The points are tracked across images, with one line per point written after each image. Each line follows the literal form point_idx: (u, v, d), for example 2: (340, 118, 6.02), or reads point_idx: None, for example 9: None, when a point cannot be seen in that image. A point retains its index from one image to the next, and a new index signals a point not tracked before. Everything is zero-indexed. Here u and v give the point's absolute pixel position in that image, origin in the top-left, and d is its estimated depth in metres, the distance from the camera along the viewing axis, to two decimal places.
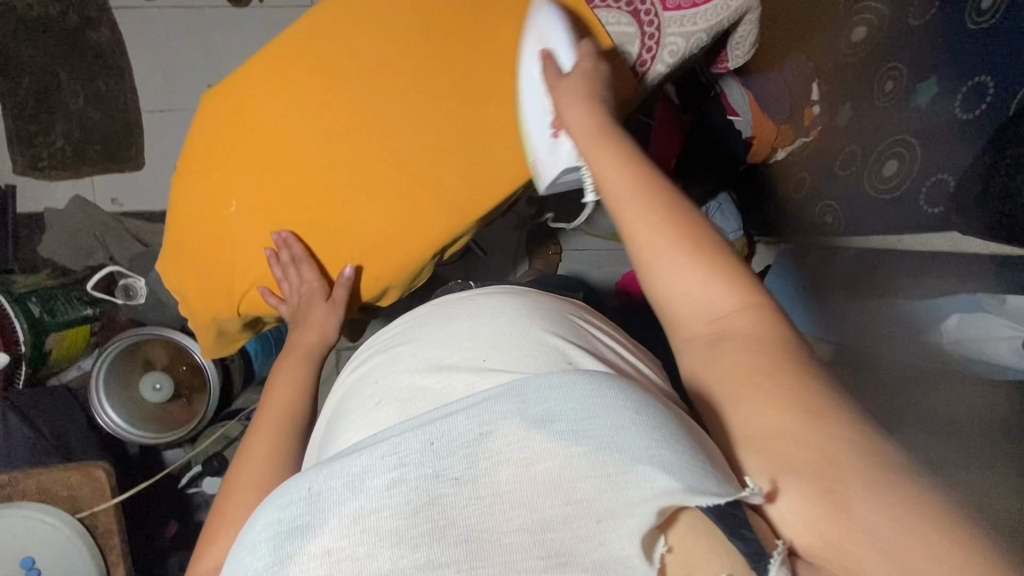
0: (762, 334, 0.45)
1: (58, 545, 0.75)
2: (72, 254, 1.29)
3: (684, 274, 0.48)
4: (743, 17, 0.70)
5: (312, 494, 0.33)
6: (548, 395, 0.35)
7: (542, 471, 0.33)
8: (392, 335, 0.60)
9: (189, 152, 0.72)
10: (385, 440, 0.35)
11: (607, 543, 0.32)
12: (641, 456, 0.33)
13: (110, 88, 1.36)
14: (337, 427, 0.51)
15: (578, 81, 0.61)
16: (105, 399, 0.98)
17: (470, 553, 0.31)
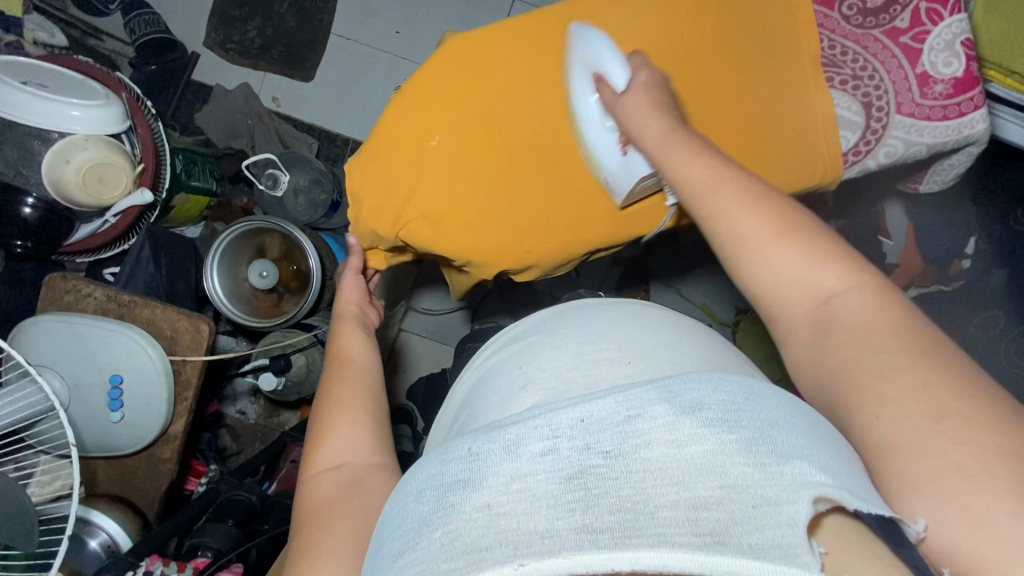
0: (872, 318, 0.45)
1: (145, 375, 0.78)
2: (220, 132, 1.37)
3: (785, 254, 0.48)
4: (963, 148, 0.71)
5: (473, 454, 0.35)
6: (699, 389, 0.36)
7: (694, 452, 0.32)
8: (531, 326, 0.63)
9: (413, 77, 0.71)
10: (541, 414, 0.35)
11: (765, 530, 0.29)
12: (793, 452, 0.33)
13: (311, 3, 1.48)
14: (482, 397, 0.54)
15: (641, 90, 0.61)
16: (216, 267, 1.03)
17: (626, 522, 0.30)
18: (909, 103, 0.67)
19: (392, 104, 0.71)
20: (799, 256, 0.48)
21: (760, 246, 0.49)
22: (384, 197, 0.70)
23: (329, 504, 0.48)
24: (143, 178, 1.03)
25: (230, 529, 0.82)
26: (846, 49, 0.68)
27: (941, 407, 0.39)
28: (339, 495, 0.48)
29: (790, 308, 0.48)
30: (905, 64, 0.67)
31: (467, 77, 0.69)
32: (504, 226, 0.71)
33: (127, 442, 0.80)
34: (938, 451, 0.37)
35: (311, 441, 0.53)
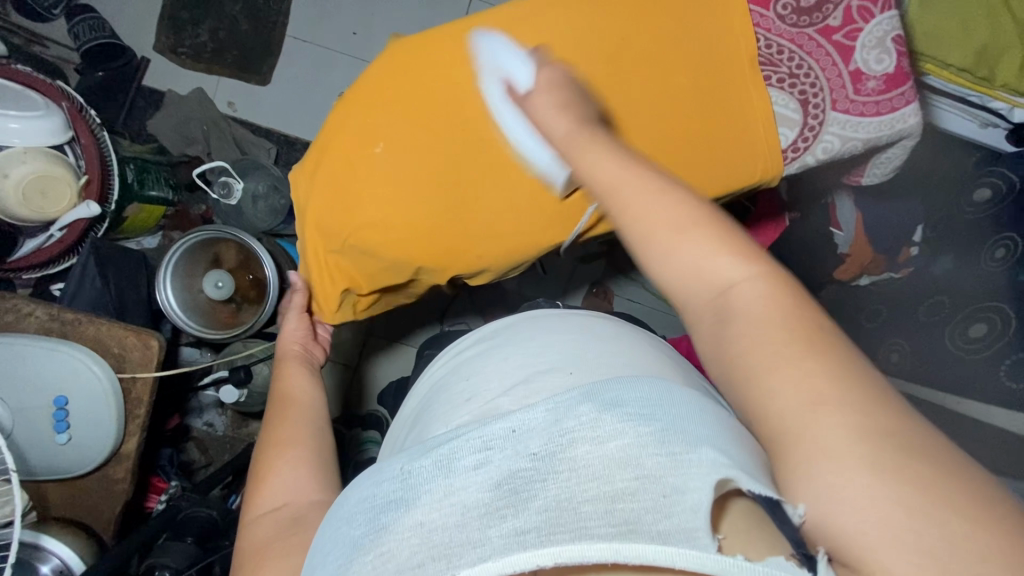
0: (767, 311, 0.38)
1: (95, 396, 0.77)
2: (175, 139, 1.34)
3: (688, 244, 0.41)
4: (899, 141, 0.73)
5: (404, 472, 0.38)
6: (619, 390, 0.39)
7: (613, 447, 0.35)
8: (489, 332, 0.64)
9: (353, 87, 0.71)
10: (475, 429, 0.39)
11: (674, 517, 0.31)
12: (705, 443, 0.35)
13: (264, 6, 1.44)
14: (429, 412, 0.55)
15: (542, 89, 0.57)
16: (168, 279, 1.00)
17: (548, 520, 0.32)
18: (843, 99, 0.69)
19: (334, 115, 0.71)
20: (707, 246, 0.41)
21: (671, 235, 0.41)
22: (331, 208, 0.70)
23: (263, 546, 0.46)
24: (88, 189, 1.00)
25: (187, 548, 0.81)
26: (782, 48, 0.69)
27: (824, 393, 0.34)
28: (275, 539, 0.46)
29: (692, 300, 0.41)
30: (839, 61, 0.68)
31: (407, 84, 0.69)
32: (453, 229, 0.70)
33: (77, 465, 0.78)
34: (840, 441, 0.33)
35: (253, 479, 0.52)
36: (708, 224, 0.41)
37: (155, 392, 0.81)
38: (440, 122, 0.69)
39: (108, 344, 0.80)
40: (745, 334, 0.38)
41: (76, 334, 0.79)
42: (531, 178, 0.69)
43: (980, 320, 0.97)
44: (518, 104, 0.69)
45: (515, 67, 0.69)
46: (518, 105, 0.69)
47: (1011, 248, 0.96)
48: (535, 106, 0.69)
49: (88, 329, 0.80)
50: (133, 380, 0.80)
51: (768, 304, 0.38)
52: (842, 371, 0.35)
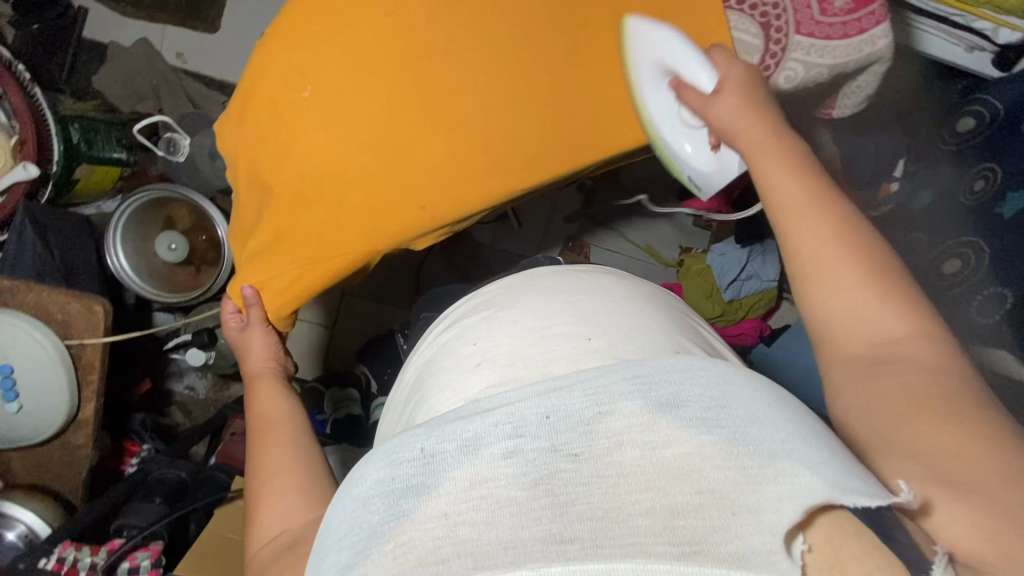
0: (938, 361, 0.41)
1: (39, 364, 0.76)
2: (123, 95, 1.26)
3: (845, 293, 0.45)
4: (870, 66, 0.68)
5: (427, 455, 0.33)
6: (674, 382, 0.33)
7: (672, 454, 0.30)
8: (484, 297, 0.55)
9: (273, 30, 0.68)
10: (498, 407, 0.34)
11: (745, 537, 0.28)
12: (782, 453, 0.30)
13: None
14: (428, 381, 0.49)
15: (735, 92, 0.57)
16: (119, 243, 0.97)
17: (594, 532, 0.29)
18: (808, 22, 0.64)
19: (258, 57, 0.69)
20: (875, 300, 0.44)
21: (837, 284, 0.46)
22: (261, 158, 0.68)
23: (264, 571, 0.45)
24: (24, 150, 0.95)
25: (157, 508, 0.81)
26: None
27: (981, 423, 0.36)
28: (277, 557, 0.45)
29: (858, 343, 0.44)
30: None
31: (319, 25, 0.66)
32: (398, 181, 0.65)
33: (36, 431, 0.78)
34: (922, 440, 0.37)
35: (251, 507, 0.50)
36: (875, 279, 0.45)
37: (107, 358, 0.80)
38: (361, 63, 0.65)
39: (51, 312, 0.78)
40: (906, 374, 0.41)
41: (17, 304, 0.77)
42: (469, 120, 0.65)
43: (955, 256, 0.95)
44: (439, 38, 0.65)
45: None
46: (443, 43, 0.65)
47: (990, 179, 0.92)
48: (458, 41, 0.65)
49: (29, 298, 0.77)
50: (82, 346, 0.79)
51: (930, 357, 0.41)
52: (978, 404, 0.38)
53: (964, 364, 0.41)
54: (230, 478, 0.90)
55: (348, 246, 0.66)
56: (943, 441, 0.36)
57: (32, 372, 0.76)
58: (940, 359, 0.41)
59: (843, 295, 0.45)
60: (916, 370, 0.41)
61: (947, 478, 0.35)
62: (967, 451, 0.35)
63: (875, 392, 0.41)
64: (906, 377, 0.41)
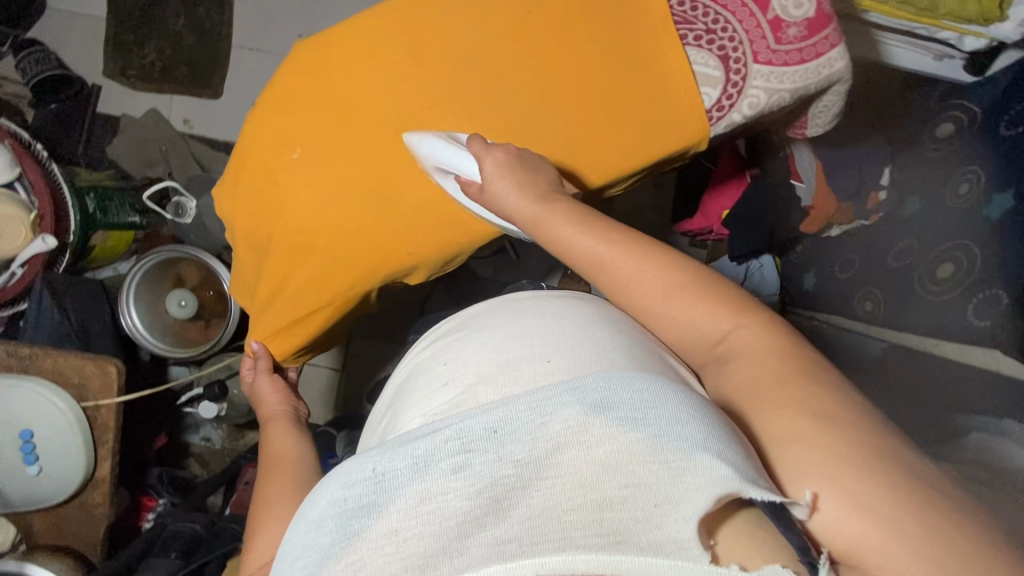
0: (763, 347, 0.46)
1: (58, 427, 0.79)
2: (136, 163, 1.33)
3: (677, 304, 0.50)
4: (832, 86, 0.70)
5: (378, 475, 0.35)
6: (608, 387, 0.37)
7: (602, 452, 0.34)
8: (460, 320, 0.58)
9: (270, 87, 0.73)
10: (449, 425, 0.37)
11: (665, 526, 0.32)
12: (699, 446, 0.34)
13: (207, 16, 1.43)
14: (400, 405, 0.51)
15: (501, 175, 0.59)
16: (133, 302, 1.02)
17: (529, 531, 0.32)
18: (764, 50, 0.67)
19: (252, 122, 0.73)
20: (699, 309, 0.49)
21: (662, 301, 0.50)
22: (256, 211, 0.72)
23: None
24: (43, 224, 1.01)
25: (171, 561, 0.83)
26: (696, 4, 0.67)
27: (827, 414, 0.41)
28: None
29: (692, 354, 0.50)
30: (755, 11, 0.66)
31: (306, 86, 0.70)
32: (386, 226, 0.69)
33: (57, 492, 0.81)
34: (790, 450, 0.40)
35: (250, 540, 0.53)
36: (693, 281, 0.50)
37: (121, 417, 0.83)
38: (342, 117, 0.69)
39: (67, 375, 0.82)
40: (750, 362, 0.46)
41: (36, 369, 0.81)
42: None
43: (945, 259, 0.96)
44: (413, 92, 0.69)
45: (411, 57, 0.69)
46: (417, 96, 0.69)
47: (975, 182, 0.94)
48: (430, 94, 0.69)
49: (46, 363, 0.81)
50: (97, 407, 0.82)
51: (760, 345, 0.46)
52: (820, 398, 0.42)
53: (794, 350, 0.46)
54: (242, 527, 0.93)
55: (339, 291, 0.70)
56: (789, 424, 0.41)
57: (50, 434, 0.80)
58: (774, 346, 0.46)
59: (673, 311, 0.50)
60: (753, 360, 0.46)
61: (806, 466, 0.39)
62: (822, 437, 0.40)
63: (726, 386, 0.46)
64: (745, 371, 0.46)
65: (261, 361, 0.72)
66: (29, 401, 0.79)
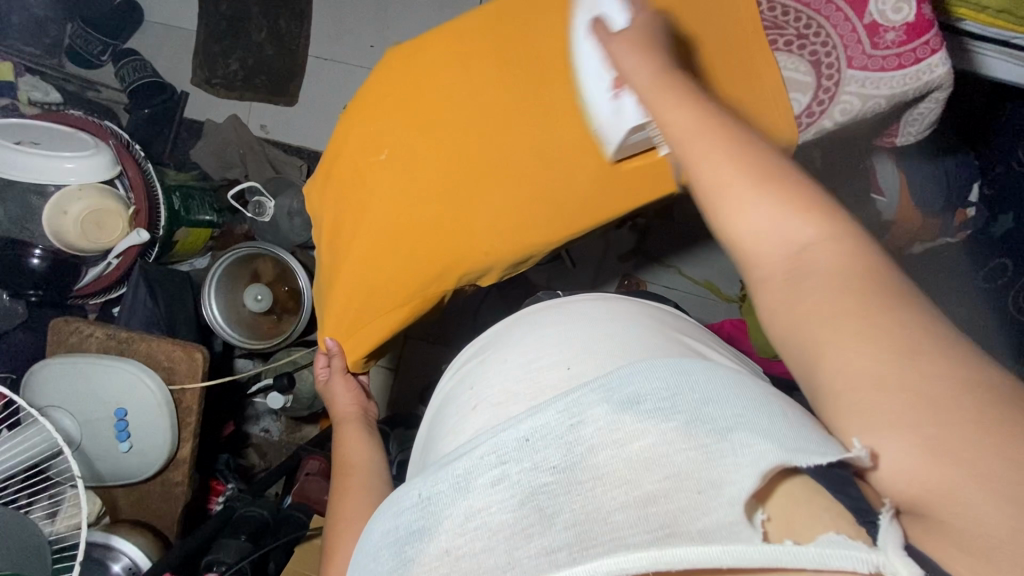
0: (844, 261, 0.39)
1: (148, 407, 0.84)
2: (217, 165, 1.42)
3: (749, 194, 0.43)
4: (930, 94, 0.67)
5: (424, 498, 0.39)
6: (632, 383, 0.40)
7: (637, 447, 0.37)
8: (479, 345, 0.62)
9: (357, 97, 0.76)
10: (483, 441, 0.40)
11: (715, 512, 0.33)
12: (732, 427, 0.36)
13: (287, 28, 1.51)
14: (451, 412, 0.54)
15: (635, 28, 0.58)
16: (214, 295, 1.08)
17: (576, 537, 0.35)
18: (860, 56, 0.65)
19: (341, 127, 0.77)
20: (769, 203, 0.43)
21: (738, 191, 0.44)
22: (340, 213, 0.75)
23: None
24: (138, 219, 1.08)
25: (241, 544, 0.85)
26: (787, 9, 0.66)
27: (907, 343, 0.35)
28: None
29: (761, 261, 0.43)
30: (852, 15, 0.64)
31: (391, 95, 0.73)
32: (457, 231, 0.71)
33: (142, 469, 0.86)
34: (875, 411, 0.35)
35: (328, 547, 0.59)
36: (765, 183, 0.43)
37: (203, 401, 0.87)
38: (425, 125, 0.72)
39: (158, 359, 0.87)
40: (830, 283, 0.39)
41: (134, 352, 0.87)
42: (518, 175, 0.70)
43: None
44: (498, 99, 0.70)
45: (497, 64, 0.70)
46: (502, 101, 0.70)
47: None
48: (515, 100, 0.70)
49: (141, 347, 0.87)
50: (183, 390, 0.87)
51: (844, 260, 0.40)
52: (910, 327, 0.36)
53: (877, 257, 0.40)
54: (306, 516, 0.97)
55: (416, 288, 0.72)
56: (867, 365, 0.35)
57: (141, 412, 0.84)
58: (863, 266, 0.39)
59: (739, 217, 0.43)
60: (820, 280, 0.39)
61: (877, 419, 0.34)
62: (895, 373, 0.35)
63: (799, 303, 0.40)
64: (824, 291, 0.39)
65: (337, 359, 0.76)
66: (124, 381, 0.84)
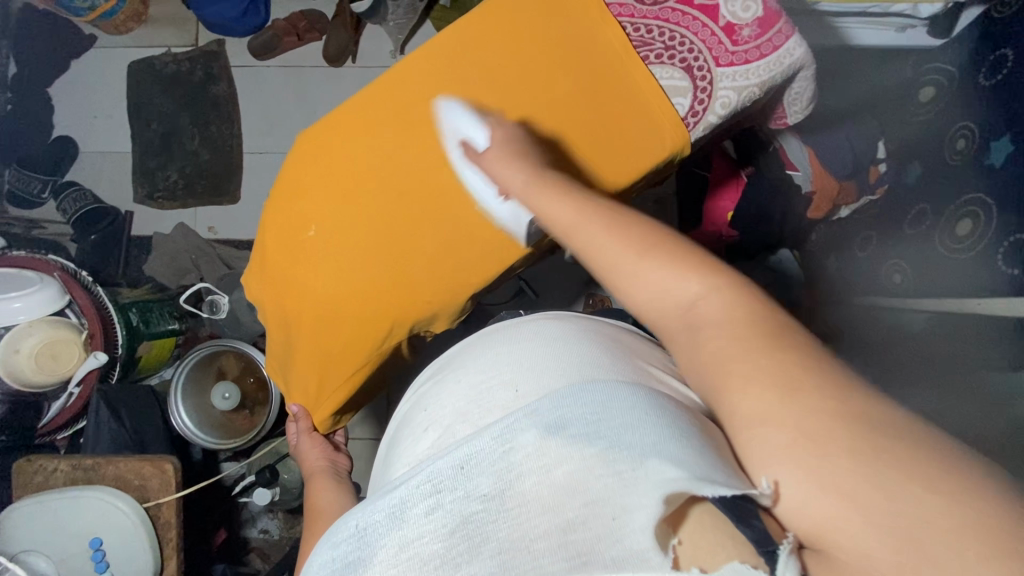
0: (732, 317, 0.41)
1: (124, 530, 0.82)
2: (170, 274, 1.43)
3: (651, 266, 0.46)
4: (798, 73, 0.73)
5: (360, 530, 0.41)
6: (560, 408, 0.42)
7: (560, 474, 0.39)
8: (442, 361, 0.63)
9: (278, 182, 0.80)
10: (421, 471, 0.42)
11: (624, 539, 0.35)
12: (650, 452, 0.38)
13: (219, 131, 1.56)
14: (397, 449, 0.56)
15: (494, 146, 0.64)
16: (181, 402, 1.07)
17: (500, 563, 0.36)
18: (724, 54, 0.71)
19: (266, 213, 0.80)
20: (671, 268, 0.45)
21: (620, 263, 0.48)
22: (280, 296, 0.77)
23: None
24: (93, 342, 1.08)
25: None
26: (650, 27, 0.72)
27: (796, 385, 0.37)
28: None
29: (664, 316, 0.45)
30: (708, 21, 0.71)
31: (307, 174, 0.77)
32: (394, 290, 0.73)
33: None
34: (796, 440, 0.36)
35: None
36: (648, 250, 0.47)
37: (181, 512, 0.85)
38: (343, 196, 0.75)
39: (128, 479, 0.85)
40: (717, 337, 0.41)
41: (101, 477, 0.85)
42: (442, 226, 0.73)
43: (958, 137, 0.96)
44: (406, 157, 0.74)
45: (398, 127, 0.75)
46: (409, 159, 0.74)
47: (971, 136, 0.94)
48: (422, 155, 0.74)
49: (109, 470, 0.85)
50: (159, 505, 0.85)
51: (727, 314, 0.42)
52: (830, 377, 0.37)
53: (761, 313, 0.41)
54: None
55: (365, 352, 0.75)
56: (770, 406, 0.37)
57: (116, 537, 0.81)
58: (740, 317, 0.41)
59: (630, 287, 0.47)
60: (726, 333, 0.41)
61: (789, 453, 0.36)
62: (836, 419, 0.35)
63: (693, 352, 0.42)
64: (714, 343, 0.41)
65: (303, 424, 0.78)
66: (95, 508, 0.82)
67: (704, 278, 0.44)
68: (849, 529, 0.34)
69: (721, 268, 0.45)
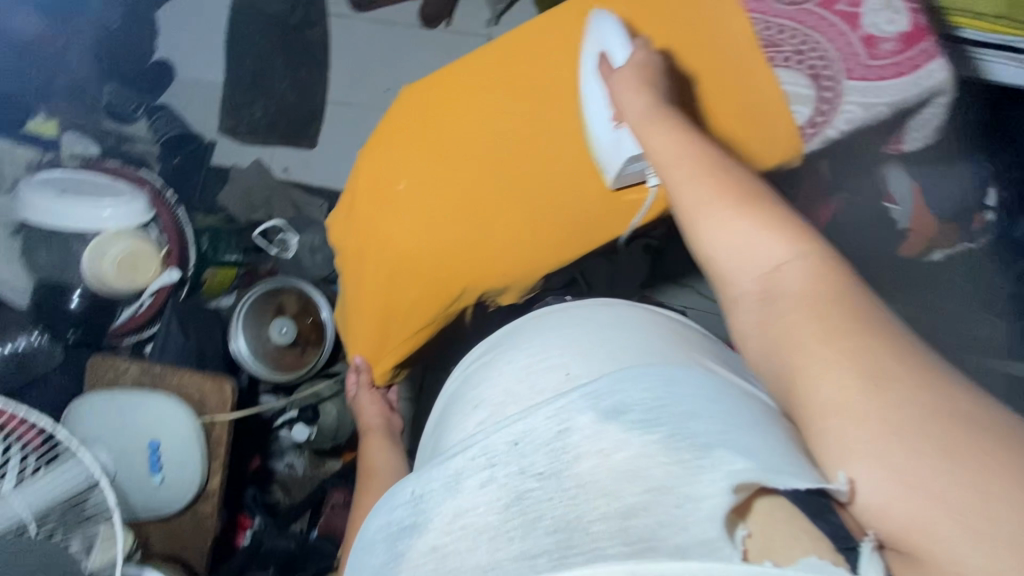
0: (813, 286, 0.45)
1: (180, 438, 0.86)
2: (240, 206, 1.46)
3: (740, 227, 0.50)
4: (931, 100, 0.68)
5: (416, 496, 0.38)
6: (617, 392, 0.38)
7: (621, 457, 0.34)
8: (494, 341, 0.63)
9: (376, 132, 0.81)
10: (475, 441, 0.38)
11: (690, 528, 0.32)
12: (714, 444, 0.36)
13: (307, 77, 1.60)
14: (446, 422, 0.55)
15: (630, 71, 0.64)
16: (241, 329, 1.12)
17: (558, 543, 0.32)
18: (859, 67, 0.67)
19: (360, 160, 0.81)
20: (764, 228, 0.49)
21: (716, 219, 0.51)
22: (360, 242, 0.79)
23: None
24: (170, 259, 1.14)
25: None
26: (784, 27, 0.69)
27: (883, 373, 0.38)
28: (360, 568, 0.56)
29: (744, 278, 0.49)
30: (846, 31, 0.67)
31: (404, 128, 0.78)
32: (469, 255, 0.73)
33: (174, 501, 0.87)
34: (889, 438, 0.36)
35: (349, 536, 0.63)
36: (742, 210, 0.51)
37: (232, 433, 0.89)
38: (436, 154, 0.75)
39: (189, 391, 0.90)
40: (794, 306, 0.44)
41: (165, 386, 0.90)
42: (528, 200, 0.73)
43: None
44: (503, 126, 0.74)
45: (501, 95, 0.74)
46: (506, 128, 0.74)
47: None
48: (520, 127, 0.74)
49: (173, 381, 0.90)
50: (212, 422, 0.89)
51: (808, 283, 0.45)
52: (921, 365, 0.38)
53: (848, 281, 0.44)
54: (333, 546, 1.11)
55: (430, 311, 0.76)
56: (854, 387, 0.38)
57: (172, 443, 0.86)
58: (819, 283, 0.45)
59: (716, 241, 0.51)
60: (804, 301, 0.44)
61: (877, 449, 0.36)
62: (933, 404, 0.36)
63: (767, 318, 0.45)
64: (788, 311, 0.44)
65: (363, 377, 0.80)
66: (157, 413, 0.87)
67: (798, 245, 0.47)
68: (939, 536, 0.33)
69: (813, 238, 0.48)
